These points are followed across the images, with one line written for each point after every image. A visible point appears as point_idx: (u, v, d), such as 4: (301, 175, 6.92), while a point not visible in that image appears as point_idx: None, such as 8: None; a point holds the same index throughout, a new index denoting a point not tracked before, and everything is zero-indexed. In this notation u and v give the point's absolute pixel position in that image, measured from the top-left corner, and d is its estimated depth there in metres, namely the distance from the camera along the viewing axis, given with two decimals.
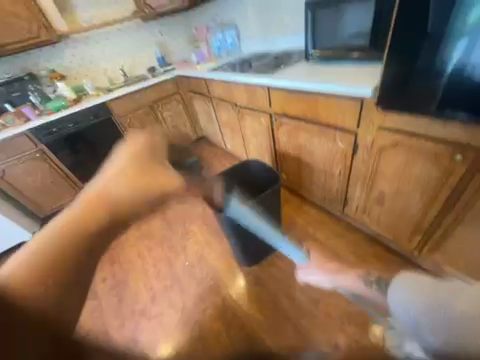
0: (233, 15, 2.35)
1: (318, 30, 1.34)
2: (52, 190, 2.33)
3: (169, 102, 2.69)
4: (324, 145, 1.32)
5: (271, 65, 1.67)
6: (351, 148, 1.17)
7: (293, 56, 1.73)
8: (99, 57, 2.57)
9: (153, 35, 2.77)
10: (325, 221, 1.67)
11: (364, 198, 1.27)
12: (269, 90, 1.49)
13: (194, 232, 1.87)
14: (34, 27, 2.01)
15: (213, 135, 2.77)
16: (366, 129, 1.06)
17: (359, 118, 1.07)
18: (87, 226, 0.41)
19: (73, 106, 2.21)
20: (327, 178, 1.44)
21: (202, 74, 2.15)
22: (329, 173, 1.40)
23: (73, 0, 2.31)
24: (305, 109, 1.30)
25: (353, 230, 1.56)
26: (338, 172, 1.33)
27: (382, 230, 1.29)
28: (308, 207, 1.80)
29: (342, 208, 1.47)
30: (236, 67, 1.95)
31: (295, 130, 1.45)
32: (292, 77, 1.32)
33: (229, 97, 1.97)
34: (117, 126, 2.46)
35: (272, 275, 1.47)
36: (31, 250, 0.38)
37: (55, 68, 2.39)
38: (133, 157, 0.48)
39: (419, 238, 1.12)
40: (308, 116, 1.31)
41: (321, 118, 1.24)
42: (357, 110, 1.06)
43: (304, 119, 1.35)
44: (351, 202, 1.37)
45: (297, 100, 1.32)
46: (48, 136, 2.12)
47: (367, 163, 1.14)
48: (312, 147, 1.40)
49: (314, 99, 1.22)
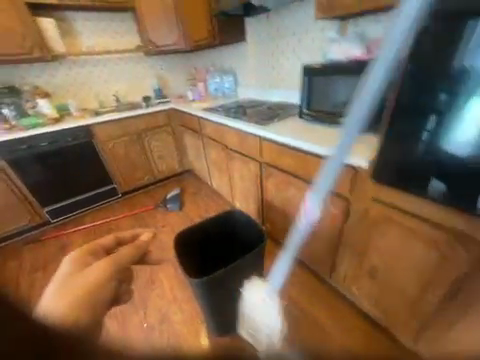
0: (233, 63, 2.49)
1: (312, 92, 1.39)
2: (2, 214, 2.01)
3: (159, 132, 2.63)
4: (313, 204, 1.25)
5: (265, 116, 1.70)
6: (342, 213, 1.11)
7: (286, 110, 1.78)
8: (93, 81, 2.54)
9: (153, 68, 2.84)
10: (309, 283, 1.52)
11: (353, 267, 1.17)
12: (261, 140, 1.47)
13: (161, 282, 1.62)
14: (28, 44, 1.95)
15: (200, 171, 2.67)
16: (359, 198, 1.01)
17: (352, 186, 1.03)
18: (80, 286, 0.51)
19: (52, 126, 2.07)
20: (314, 237, 1.34)
21: (196, 112, 2.15)
22: (317, 233, 1.31)
23: (78, 26, 2.35)
24: (296, 165, 1.27)
25: (340, 298, 1.41)
26: (327, 234, 1.24)
27: (373, 306, 1.16)
28: (292, 264, 1.65)
29: (329, 272, 1.35)
30: (230, 111, 1.97)
31: (284, 183, 1.40)
32: (286, 133, 1.31)
33: (220, 138, 1.94)
34: (97, 150, 2.31)
35: (246, 350, 1.24)
36: (55, 300, 0.46)
37: (42, 85, 2.29)
38: (84, 258, 0.61)
39: (416, 323, 1.00)
40: (298, 172, 1.27)
41: (312, 177, 1.21)
42: (350, 178, 1.02)
43: (295, 175, 1.31)
44: (339, 268, 1.26)
45: (288, 155, 1.30)
46: (13, 153, 1.92)
47: (358, 231, 1.07)
48: (301, 203, 1.33)
49: (306, 158, 1.20)
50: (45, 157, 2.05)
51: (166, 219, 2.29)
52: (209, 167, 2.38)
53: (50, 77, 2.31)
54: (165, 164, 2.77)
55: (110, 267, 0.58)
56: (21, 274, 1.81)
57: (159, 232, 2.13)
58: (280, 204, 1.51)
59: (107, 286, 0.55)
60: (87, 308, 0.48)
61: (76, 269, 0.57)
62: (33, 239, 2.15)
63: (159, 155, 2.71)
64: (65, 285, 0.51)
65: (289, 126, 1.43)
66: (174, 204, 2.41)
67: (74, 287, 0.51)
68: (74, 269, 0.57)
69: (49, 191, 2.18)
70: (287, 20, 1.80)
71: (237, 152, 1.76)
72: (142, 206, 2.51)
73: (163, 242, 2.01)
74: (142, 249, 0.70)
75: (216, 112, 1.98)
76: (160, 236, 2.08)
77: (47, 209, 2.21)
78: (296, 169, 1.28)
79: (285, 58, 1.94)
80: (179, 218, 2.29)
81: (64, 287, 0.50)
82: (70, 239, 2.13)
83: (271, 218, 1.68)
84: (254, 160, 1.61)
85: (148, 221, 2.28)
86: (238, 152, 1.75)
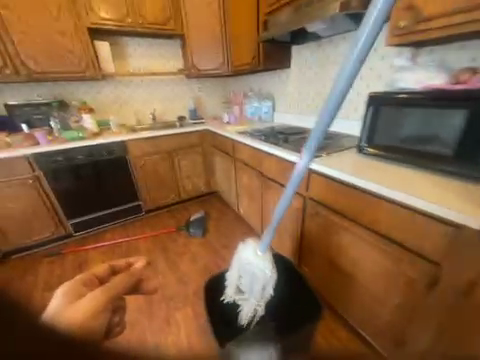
0: (272, 89, 2.44)
1: (377, 125, 1.17)
2: (29, 223, 1.99)
3: (190, 152, 2.58)
4: (379, 260, 1.01)
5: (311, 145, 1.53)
6: (427, 281, 0.86)
7: (333, 140, 1.61)
8: (135, 100, 2.63)
9: (191, 90, 2.91)
10: (359, 356, 1.20)
11: (438, 355, 0.87)
12: (310, 174, 1.29)
13: (177, 327, 1.40)
14: (83, 64, 2.08)
15: (227, 195, 2.52)
16: (459, 267, 0.77)
17: (448, 249, 0.79)
18: (80, 305, 0.55)
19: (91, 139, 2.10)
20: (374, 300, 1.06)
21: (231, 135, 2.06)
22: (379, 296, 1.04)
23: (129, 50, 2.49)
24: (358, 209, 1.06)
25: None
26: (396, 301, 0.98)
27: None
28: (334, 324, 1.35)
29: (395, 350, 1.05)
30: (269, 136, 1.83)
31: (336, 227, 1.17)
32: (347, 169, 1.11)
33: (255, 165, 1.79)
34: (129, 166, 2.29)
35: None
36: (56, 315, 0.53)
37: (88, 101, 2.40)
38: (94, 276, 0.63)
39: None
40: (360, 218, 1.05)
41: (381, 227, 0.98)
42: (446, 238, 0.79)
43: (354, 220, 1.09)
44: (413, 351, 0.96)
45: (347, 195, 1.10)
46: (50, 164, 1.94)
47: (450, 308, 0.81)
48: (359, 255, 1.09)
49: (375, 202, 0.99)
50: (79, 170, 2.07)
51: (187, 244, 2.12)
52: (239, 193, 2.22)
53: (96, 94, 2.43)
54: (191, 184, 2.69)
55: (108, 294, 0.58)
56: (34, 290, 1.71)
57: (179, 260, 1.95)
58: (327, 250, 1.26)
59: (103, 311, 0.56)
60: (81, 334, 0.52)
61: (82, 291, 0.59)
62: (52, 252, 2.06)
63: (187, 175, 2.63)
64: (67, 304, 0.55)
65: (346, 160, 1.23)
66: (196, 231, 2.19)
67: (76, 306, 0.55)
68: (81, 290, 0.59)
69: (76, 203, 2.16)
70: (340, 49, 1.71)
71: (274, 182, 1.58)
72: (165, 227, 2.38)
73: (183, 272, 1.82)
74: (138, 274, 0.66)
75: (254, 137, 1.86)
76: (180, 265, 1.89)
77: (71, 221, 2.17)
78: (358, 214, 1.06)
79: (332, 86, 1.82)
80: (202, 245, 2.10)
81: (69, 303, 0.55)
82: (88, 255, 2.03)
83: (311, 264, 1.42)
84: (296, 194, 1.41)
85: (168, 245, 2.13)
86: (277, 182, 1.57)
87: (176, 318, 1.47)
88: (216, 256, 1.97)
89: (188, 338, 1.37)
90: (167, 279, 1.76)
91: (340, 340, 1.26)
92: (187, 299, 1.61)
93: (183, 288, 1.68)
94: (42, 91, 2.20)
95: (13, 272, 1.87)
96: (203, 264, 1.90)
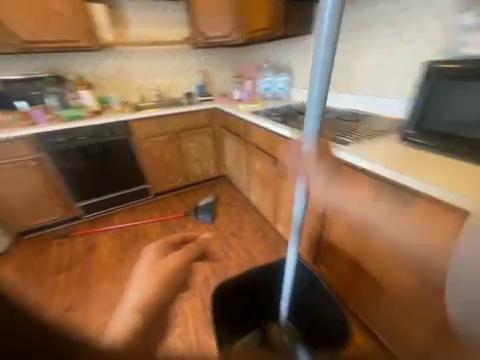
0: (290, 60, 2.13)
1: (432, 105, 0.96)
2: (37, 206, 1.94)
3: (198, 133, 2.39)
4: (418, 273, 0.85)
5: (336, 129, 1.31)
6: None
7: (363, 123, 1.37)
8: (137, 74, 2.40)
9: (199, 63, 2.62)
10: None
11: None
12: (337, 164, 1.09)
13: (185, 318, 1.37)
14: (77, 31, 1.85)
15: (237, 180, 2.36)
16: None
17: None
18: (163, 272, 0.51)
19: (91, 119, 1.95)
20: (405, 313, 0.94)
21: (243, 115, 1.83)
22: (412, 311, 0.91)
23: (129, 15, 2.20)
24: (396, 210, 0.88)
25: None
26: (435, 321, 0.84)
27: None
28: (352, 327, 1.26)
29: None
30: (287, 118, 1.60)
31: (364, 227, 1.01)
32: (386, 162, 0.92)
33: (270, 150, 1.59)
34: (134, 148, 2.15)
35: None
36: (140, 291, 0.45)
37: (87, 76, 2.21)
38: (159, 249, 0.57)
39: None
40: (399, 222, 0.88)
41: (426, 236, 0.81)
42: None
43: (389, 223, 0.92)
44: None
45: (384, 193, 0.91)
46: (50, 145, 1.83)
47: None
48: (392, 264, 0.93)
49: (420, 205, 0.80)
50: (82, 152, 1.95)
51: (196, 231, 2.04)
52: (250, 179, 2.06)
53: (96, 67, 2.22)
54: (200, 167, 2.53)
55: (187, 258, 0.57)
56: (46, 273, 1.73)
57: None
58: (350, 251, 1.11)
59: (179, 277, 0.52)
60: (151, 322, 0.41)
61: (153, 265, 0.52)
62: (62, 234, 2.04)
63: (195, 158, 2.48)
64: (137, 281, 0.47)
65: (382, 149, 1.03)
66: (206, 216, 2.11)
67: (158, 268, 0.51)
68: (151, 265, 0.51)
69: (82, 185, 2.07)
70: (379, 6, 1.38)
71: (292, 171, 1.40)
72: (173, 212, 2.30)
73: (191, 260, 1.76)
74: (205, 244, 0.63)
75: (269, 118, 1.64)
76: None
77: (79, 204, 2.11)
78: (396, 215, 0.89)
79: (364, 56, 1.53)
80: (211, 233, 2.01)
81: (150, 271, 0.50)
82: (97, 239, 1.98)
83: (330, 263, 1.29)
84: None
85: (177, 231, 2.05)
86: (295, 172, 1.38)
87: (184, 310, 1.42)
88: (226, 245, 1.88)
89: (197, 332, 1.32)
90: None
91: (359, 349, 1.17)
92: (196, 289, 1.55)
93: (191, 278, 1.62)
94: (38, 65, 2.03)
95: (23, 254, 1.86)
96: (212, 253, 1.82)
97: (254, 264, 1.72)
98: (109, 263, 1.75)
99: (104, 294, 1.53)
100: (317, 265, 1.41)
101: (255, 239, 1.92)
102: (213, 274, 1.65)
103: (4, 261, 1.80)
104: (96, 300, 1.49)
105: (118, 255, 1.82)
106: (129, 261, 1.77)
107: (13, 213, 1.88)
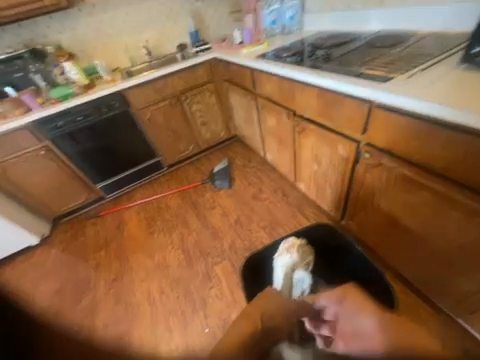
0: None
1: None
2: (61, 192, 1.96)
3: (201, 92, 2.14)
4: (449, 222, 0.81)
5: (369, 62, 1.04)
6: (432, 222, 0.86)
7: (404, 48, 1.07)
8: (119, 30, 2.07)
9: (188, 1, 2.16)
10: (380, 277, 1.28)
11: None
12: (372, 107, 0.89)
13: (219, 279, 1.50)
14: None
15: (250, 139, 2.16)
16: (437, 211, 0.83)
17: (429, 209, 0.85)
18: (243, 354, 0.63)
19: (84, 95, 1.78)
20: (432, 258, 0.93)
21: (248, 61, 1.52)
22: (442, 257, 0.90)
23: None
24: (439, 155, 0.75)
25: (400, 281, 1.25)
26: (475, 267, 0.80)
27: (448, 303, 0.99)
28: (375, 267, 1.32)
29: (448, 300, 0.98)
30: (303, 56, 1.30)
31: (413, 186, 0.87)
32: (445, 98, 0.71)
33: (285, 101, 1.35)
34: (136, 121, 2.00)
35: None
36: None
37: (66, 43, 1.95)
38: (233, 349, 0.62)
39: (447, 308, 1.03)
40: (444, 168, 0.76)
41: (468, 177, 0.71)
42: (435, 207, 0.83)
43: (431, 167, 0.79)
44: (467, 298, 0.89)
45: (426, 137, 0.77)
46: (54, 130, 1.74)
47: (446, 244, 0.85)
48: (428, 217, 0.86)
49: (472, 143, 0.67)
50: (84, 134, 1.84)
51: (216, 198, 1.99)
52: (263, 137, 1.85)
53: (72, 30, 1.94)
54: (209, 131, 2.33)
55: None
56: (87, 246, 1.87)
57: (210, 215, 1.88)
58: (386, 206, 1.02)
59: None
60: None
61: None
62: (92, 214, 2.10)
63: (202, 121, 2.26)
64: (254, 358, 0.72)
65: (439, 79, 0.80)
66: (223, 182, 2.03)
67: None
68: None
69: (96, 165, 1.99)
70: None
71: (314, 124, 1.20)
72: (189, 181, 2.21)
73: (216, 227, 1.79)
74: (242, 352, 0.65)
75: (280, 59, 1.34)
76: (210, 220, 1.84)
77: (99, 185, 2.08)
78: (448, 166, 0.75)
79: None
80: (230, 198, 1.97)
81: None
82: (124, 216, 2.02)
83: (359, 217, 1.21)
84: (348, 140, 1.06)
85: (197, 200, 2.01)
86: (317, 124, 1.19)
87: (216, 273, 1.54)
88: (248, 209, 1.86)
89: (231, 292, 1.44)
90: (201, 236, 1.76)
91: None
92: (225, 254, 1.62)
93: (218, 244, 1.68)
94: (12, 40, 1.83)
95: (64, 235, 1.99)
96: (235, 218, 1.82)
97: (279, 224, 1.71)
98: (140, 236, 1.85)
99: (143, 265, 1.67)
100: (345, 220, 1.34)
101: (276, 199, 1.87)
102: (238, 238, 1.70)
103: (49, 244, 1.95)
104: (137, 268, 1.66)
105: (146, 228, 1.89)
106: (157, 233, 1.84)
107: (42, 201, 1.92)
